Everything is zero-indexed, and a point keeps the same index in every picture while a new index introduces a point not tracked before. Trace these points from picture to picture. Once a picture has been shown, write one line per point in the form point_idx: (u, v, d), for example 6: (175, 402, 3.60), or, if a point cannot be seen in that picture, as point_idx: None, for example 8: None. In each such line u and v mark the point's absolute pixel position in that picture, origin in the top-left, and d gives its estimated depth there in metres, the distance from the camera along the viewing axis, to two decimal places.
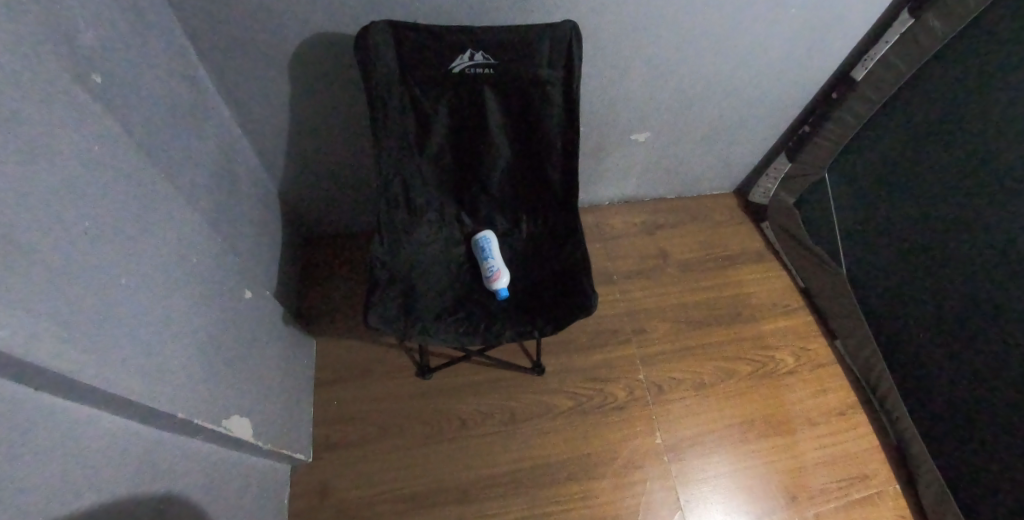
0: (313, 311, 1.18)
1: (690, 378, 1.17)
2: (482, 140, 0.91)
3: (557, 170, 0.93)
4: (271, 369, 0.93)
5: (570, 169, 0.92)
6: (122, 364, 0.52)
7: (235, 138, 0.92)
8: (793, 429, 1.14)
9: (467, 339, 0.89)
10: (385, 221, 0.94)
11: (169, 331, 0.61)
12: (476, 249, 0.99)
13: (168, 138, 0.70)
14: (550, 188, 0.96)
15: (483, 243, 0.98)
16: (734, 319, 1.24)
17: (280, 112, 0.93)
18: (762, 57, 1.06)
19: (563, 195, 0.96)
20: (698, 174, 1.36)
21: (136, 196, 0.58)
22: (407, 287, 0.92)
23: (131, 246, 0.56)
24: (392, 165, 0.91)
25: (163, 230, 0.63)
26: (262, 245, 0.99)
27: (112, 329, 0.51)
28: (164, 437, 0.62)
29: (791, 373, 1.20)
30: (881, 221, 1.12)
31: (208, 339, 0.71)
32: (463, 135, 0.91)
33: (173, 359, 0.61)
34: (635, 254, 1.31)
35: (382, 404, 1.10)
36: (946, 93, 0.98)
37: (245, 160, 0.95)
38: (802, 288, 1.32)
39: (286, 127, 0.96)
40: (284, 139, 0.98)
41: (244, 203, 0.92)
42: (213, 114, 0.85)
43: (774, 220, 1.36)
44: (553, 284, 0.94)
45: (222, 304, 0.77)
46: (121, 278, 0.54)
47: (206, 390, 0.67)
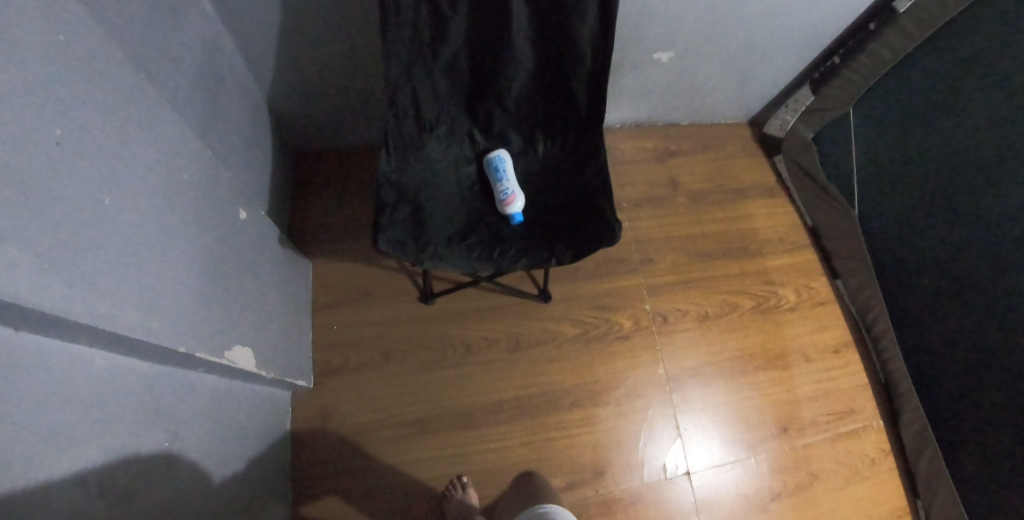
0: (307, 231, 1.10)
1: (694, 309, 1.16)
2: (502, 49, 0.82)
3: (582, 87, 0.87)
4: (271, 293, 0.88)
5: (598, 86, 0.86)
6: (116, 296, 0.46)
7: (219, 36, 0.79)
8: (790, 365, 1.17)
9: (479, 265, 0.85)
10: (392, 135, 0.85)
11: (163, 259, 0.55)
12: (489, 168, 0.92)
13: (148, 29, 0.59)
14: (572, 104, 0.90)
15: (496, 163, 0.91)
16: (742, 253, 1.23)
17: (271, 6, 0.80)
18: None
19: (583, 115, 0.91)
20: (717, 101, 1.28)
21: (116, 100, 0.49)
22: (416, 207, 0.86)
23: (115, 158, 0.48)
24: (401, 73, 0.80)
25: (147, 144, 0.54)
26: (253, 160, 0.89)
27: (102, 257, 0.45)
28: (162, 371, 0.58)
29: (792, 309, 1.21)
30: (908, 163, 1.11)
31: (202, 268, 0.64)
32: (482, 42, 0.82)
33: (168, 291, 0.56)
34: (645, 181, 1.26)
35: (383, 329, 1.06)
36: (1004, 32, 0.94)
37: (230, 61, 0.83)
38: (809, 227, 1.29)
39: (275, 22, 0.83)
40: (274, 38, 0.86)
41: (231, 112, 0.81)
42: (194, 5, 0.72)
43: (789, 154, 1.30)
44: (571, 210, 0.90)
45: (216, 228, 0.69)
46: (108, 201, 0.46)
47: (204, 321, 0.63)
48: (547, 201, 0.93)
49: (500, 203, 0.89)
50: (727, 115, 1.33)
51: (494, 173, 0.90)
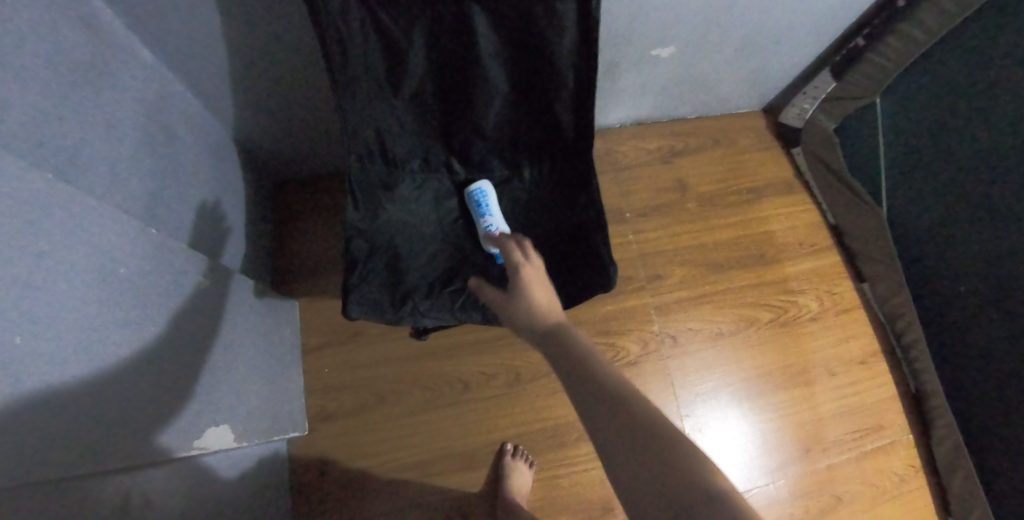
0: (293, 269, 1.05)
1: (708, 327, 1.07)
2: (471, 73, 0.71)
3: (567, 109, 0.76)
4: (252, 352, 0.82)
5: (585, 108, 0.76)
6: (51, 449, 0.40)
7: (174, 86, 0.72)
8: (812, 380, 1.10)
9: (464, 317, 0.77)
10: (358, 179, 0.75)
11: (115, 377, 0.49)
12: (471, 203, 0.82)
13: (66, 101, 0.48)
14: (558, 128, 0.79)
15: (478, 197, 0.81)
16: (759, 262, 1.12)
17: (218, 50, 0.72)
18: None
19: (568, 139, 0.80)
20: (727, 92, 1.14)
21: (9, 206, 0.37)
22: (391, 258, 0.76)
23: (37, 288, 0.40)
24: (360, 112, 0.72)
25: (60, 236, 0.43)
26: (222, 209, 0.82)
27: (31, 412, 0.38)
28: (148, 488, 0.52)
29: (814, 319, 1.14)
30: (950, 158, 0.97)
31: (152, 363, 0.55)
32: (448, 66, 0.71)
33: (124, 412, 0.49)
34: (651, 186, 1.13)
35: (377, 370, 1.01)
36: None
37: (183, 106, 0.73)
38: (832, 225, 1.20)
39: (225, 64, 0.75)
40: (227, 80, 0.78)
41: (190, 165, 0.73)
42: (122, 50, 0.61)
43: (809, 146, 1.18)
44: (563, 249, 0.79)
45: (170, 311, 0.60)
46: (24, 344, 0.38)
47: (175, 425, 0.57)
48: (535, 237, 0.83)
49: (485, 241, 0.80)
50: (740, 104, 1.20)
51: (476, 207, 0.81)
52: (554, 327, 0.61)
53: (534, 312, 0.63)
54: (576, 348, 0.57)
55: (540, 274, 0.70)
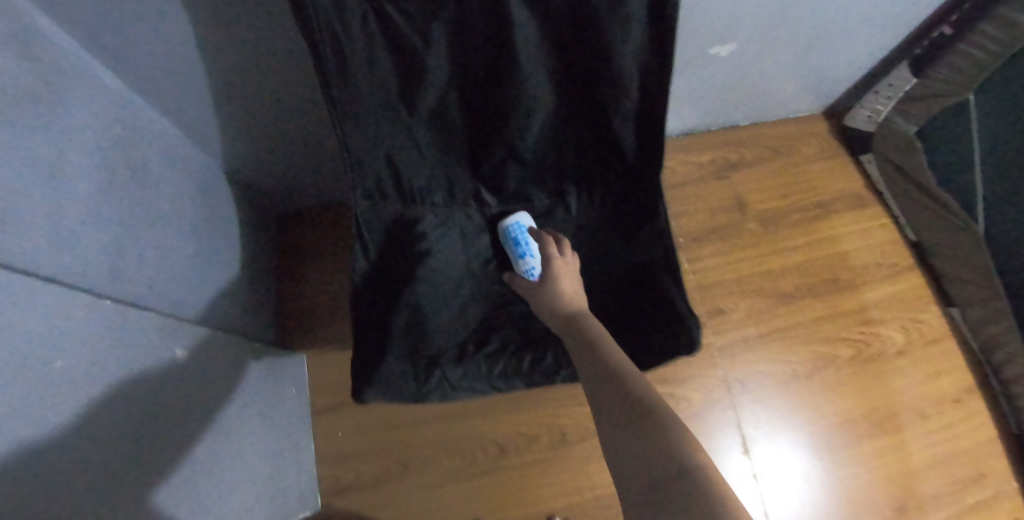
0: (298, 318, 0.91)
1: (782, 369, 0.91)
2: (506, 84, 0.54)
3: (629, 126, 0.59)
4: (258, 426, 0.68)
5: (651, 124, 0.59)
6: None
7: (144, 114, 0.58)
8: (901, 426, 0.93)
9: (504, 386, 0.61)
10: (365, 221, 0.60)
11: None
12: (506, 241, 0.67)
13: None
14: (616, 149, 0.62)
15: (514, 234, 0.66)
16: (833, 289, 0.97)
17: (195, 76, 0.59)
18: None
19: (629, 162, 0.64)
20: (786, 94, 1.00)
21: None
22: (412, 316, 0.61)
23: None
24: (365, 140, 0.55)
25: None
26: (212, 255, 0.67)
27: None
28: None
29: (900, 354, 0.98)
30: None
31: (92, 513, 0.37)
32: (478, 76, 0.54)
33: None
34: (707, 206, 0.98)
35: (397, 434, 0.87)
36: None
37: (153, 129, 0.58)
38: (912, 243, 1.05)
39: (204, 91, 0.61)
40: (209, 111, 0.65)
41: (171, 209, 0.59)
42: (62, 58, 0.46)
43: (881, 153, 1.04)
44: (624, 298, 0.63)
45: (133, 420, 0.44)
46: None
47: None
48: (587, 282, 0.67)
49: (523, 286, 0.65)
50: (798, 108, 1.05)
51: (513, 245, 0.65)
52: (570, 315, 0.58)
53: (559, 298, 0.59)
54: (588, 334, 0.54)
55: (574, 270, 0.63)
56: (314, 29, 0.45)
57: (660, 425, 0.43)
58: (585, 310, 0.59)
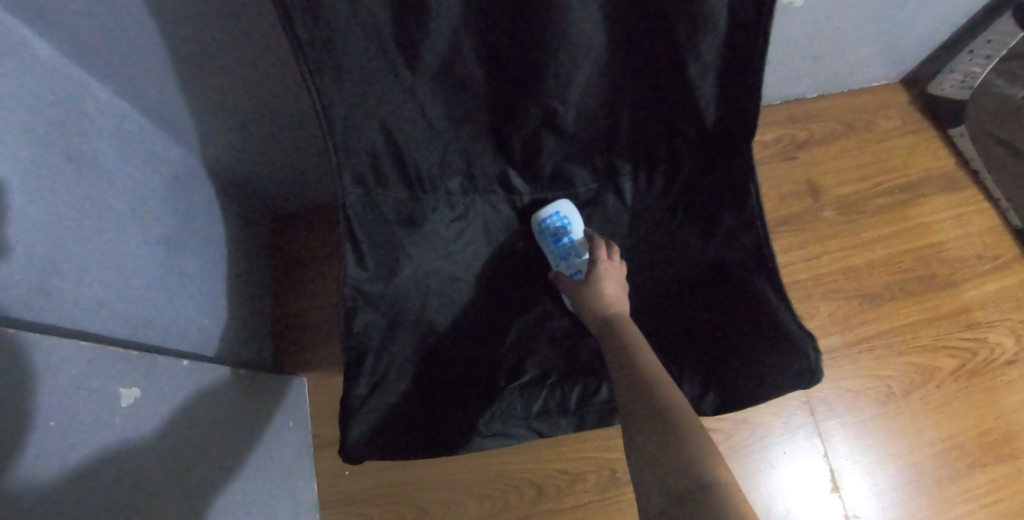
0: (293, 335, 0.77)
1: (874, 386, 0.76)
2: (545, 26, 0.39)
3: (708, 79, 0.45)
4: (251, 483, 0.54)
5: (736, 79, 0.45)
6: None
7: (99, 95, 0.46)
8: (1016, 448, 0.77)
9: (543, 427, 0.47)
10: (362, 218, 0.46)
11: None
12: (540, 235, 0.54)
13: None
14: (688, 112, 0.48)
15: (552, 226, 0.54)
16: (929, 287, 0.81)
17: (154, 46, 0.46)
18: None
19: (704, 130, 0.49)
20: (866, 56, 0.83)
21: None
22: (422, 334, 0.50)
23: None
24: (359, 113, 0.42)
25: None
26: (184, 265, 0.54)
27: None
28: None
29: (1013, 364, 0.81)
30: None
31: None
32: (507, 16, 0.39)
33: None
34: (773, 193, 0.83)
35: (414, 472, 0.73)
36: None
37: (98, 106, 0.45)
38: (1015, 229, 0.87)
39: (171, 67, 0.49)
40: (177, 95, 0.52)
41: (129, 204, 0.46)
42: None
43: (979, 124, 0.86)
44: (705, 310, 0.50)
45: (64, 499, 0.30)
46: None
47: None
48: (649, 286, 0.53)
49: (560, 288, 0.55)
50: (875, 75, 0.89)
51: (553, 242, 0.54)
52: (604, 317, 0.47)
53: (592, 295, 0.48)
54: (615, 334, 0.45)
55: (619, 273, 0.50)
56: None
57: (688, 451, 0.35)
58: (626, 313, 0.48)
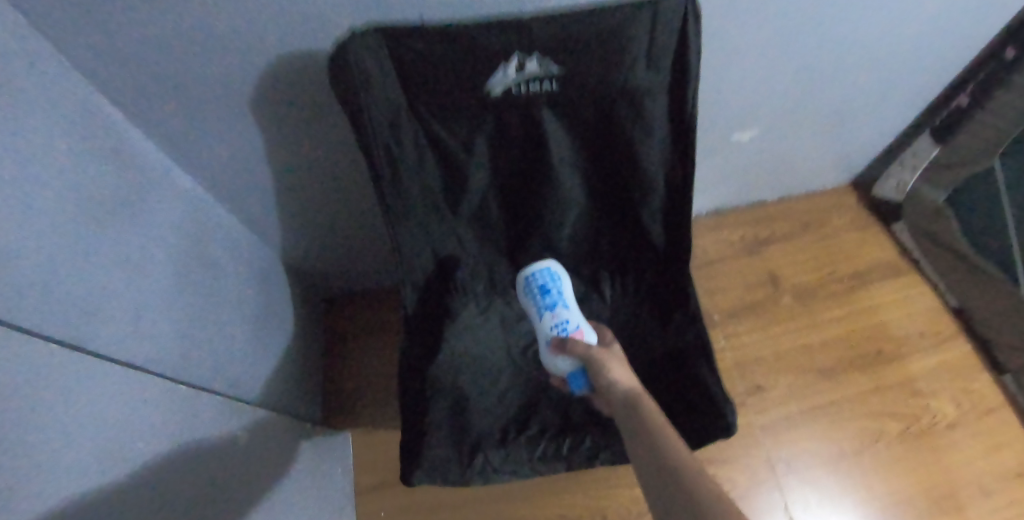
0: (341, 397, 0.95)
1: (832, 448, 0.89)
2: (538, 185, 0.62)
3: (656, 218, 0.64)
4: (307, 503, 0.72)
5: (677, 215, 0.63)
6: None
7: (212, 210, 0.67)
8: (964, 504, 0.89)
9: (547, 468, 0.63)
10: (412, 310, 0.65)
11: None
12: (531, 279, 0.67)
13: (81, 244, 0.41)
14: (641, 234, 0.67)
15: (544, 278, 0.67)
16: (878, 363, 0.95)
17: (260, 176, 0.68)
18: (920, 22, 0.76)
19: (660, 252, 0.67)
20: (811, 169, 1.03)
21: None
22: (455, 399, 0.64)
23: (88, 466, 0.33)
24: (418, 236, 0.64)
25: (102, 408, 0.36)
26: (266, 333, 0.73)
27: None
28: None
29: (953, 426, 0.94)
30: None
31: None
32: (513, 178, 0.62)
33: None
34: (741, 283, 0.99)
35: (436, 516, 0.87)
36: None
37: (220, 228, 0.68)
38: (955, 309, 1.02)
39: (272, 184, 0.70)
40: (272, 202, 0.74)
41: (237, 294, 0.66)
42: (147, 168, 0.55)
43: (914, 221, 1.04)
44: (655, 377, 0.65)
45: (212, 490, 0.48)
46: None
47: None
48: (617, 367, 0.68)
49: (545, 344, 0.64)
50: (825, 181, 1.08)
51: (541, 289, 0.66)
52: (627, 396, 0.54)
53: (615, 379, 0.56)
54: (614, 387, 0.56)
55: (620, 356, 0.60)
56: (375, 147, 0.54)
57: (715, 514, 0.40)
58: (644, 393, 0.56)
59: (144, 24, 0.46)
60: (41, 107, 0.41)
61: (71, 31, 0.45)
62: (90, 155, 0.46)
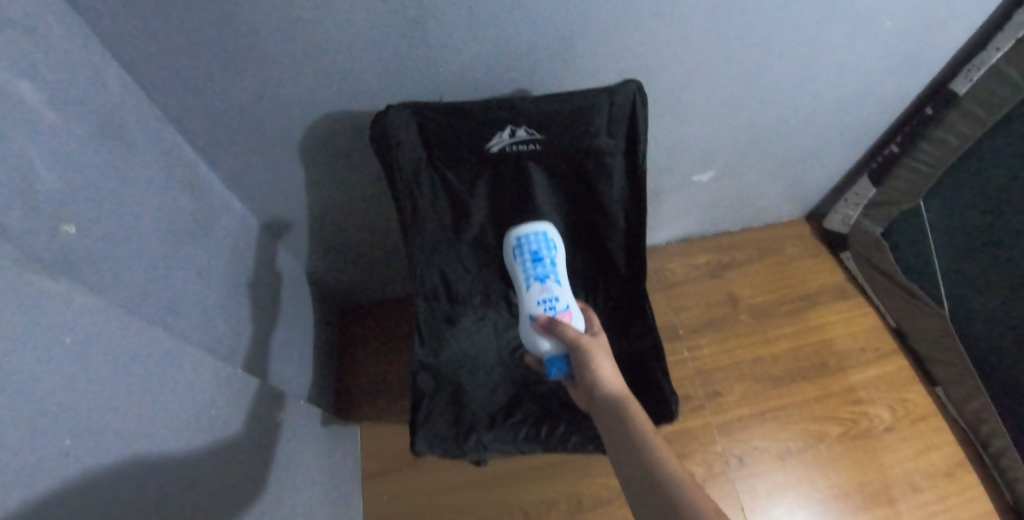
0: (358, 393, 1.10)
1: (775, 445, 1.04)
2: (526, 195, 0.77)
3: (619, 247, 0.82)
4: (314, 472, 0.87)
5: (636, 244, 0.82)
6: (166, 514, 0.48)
7: (248, 227, 0.86)
8: (896, 498, 1.01)
9: (527, 447, 0.77)
10: (422, 316, 0.81)
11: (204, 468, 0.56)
12: (529, 243, 0.77)
13: (149, 255, 0.58)
14: (608, 258, 0.84)
15: (539, 248, 0.76)
16: (822, 374, 1.11)
17: (299, 199, 0.87)
18: (833, 92, 0.93)
19: (623, 276, 0.84)
20: (766, 205, 1.21)
21: (96, 357, 0.43)
22: (455, 390, 0.79)
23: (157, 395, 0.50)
24: (429, 256, 0.80)
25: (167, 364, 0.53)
26: (286, 328, 0.90)
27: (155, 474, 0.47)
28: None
29: (889, 430, 1.07)
30: (991, 250, 0.97)
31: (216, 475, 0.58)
32: (506, 213, 0.79)
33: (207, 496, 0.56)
34: (702, 302, 1.18)
35: (436, 497, 1.00)
36: None
37: (254, 242, 0.86)
38: (894, 328, 1.17)
39: (306, 205, 0.88)
40: (308, 221, 0.92)
41: (268, 299, 0.85)
42: (203, 195, 0.74)
43: (857, 251, 1.20)
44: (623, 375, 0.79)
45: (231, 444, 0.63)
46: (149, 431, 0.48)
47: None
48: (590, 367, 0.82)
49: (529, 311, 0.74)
50: (781, 214, 1.26)
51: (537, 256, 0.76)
52: (610, 397, 0.63)
53: (598, 378, 0.64)
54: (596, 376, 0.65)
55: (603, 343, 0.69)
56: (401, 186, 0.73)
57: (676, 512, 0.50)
58: (625, 389, 0.65)
59: (232, 98, 0.67)
60: (139, 158, 0.61)
61: (177, 103, 0.66)
62: (165, 188, 0.65)
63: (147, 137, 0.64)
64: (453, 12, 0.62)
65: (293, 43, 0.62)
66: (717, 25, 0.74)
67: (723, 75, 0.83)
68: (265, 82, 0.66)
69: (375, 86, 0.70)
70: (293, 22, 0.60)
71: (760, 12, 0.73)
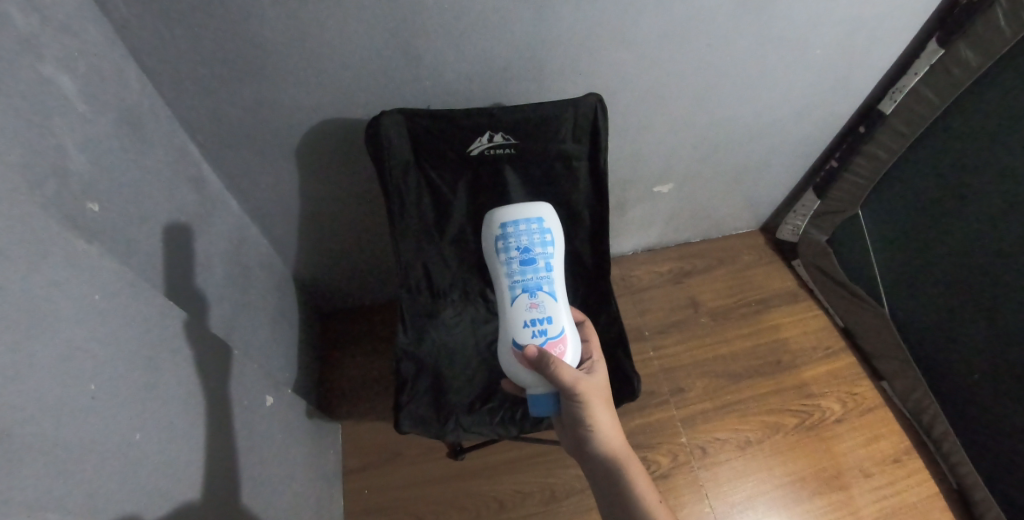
0: (341, 393, 1.14)
1: (734, 436, 1.11)
2: (510, 207, 0.81)
3: (585, 244, 0.92)
4: (297, 460, 0.91)
5: (600, 241, 0.91)
6: (139, 453, 0.54)
7: (245, 227, 0.92)
8: (848, 483, 1.08)
9: (503, 429, 0.84)
10: (407, 308, 0.88)
11: (181, 427, 0.62)
12: (522, 236, 0.77)
13: (153, 234, 0.65)
14: (575, 257, 0.92)
15: (534, 251, 0.76)
16: (776, 369, 1.20)
17: (291, 201, 0.94)
18: (774, 113, 1.05)
19: (589, 271, 0.93)
20: (723, 217, 1.32)
21: (92, 300, 0.51)
22: (435, 376, 0.86)
23: (140, 345, 0.57)
24: (413, 253, 0.87)
25: (155, 320, 0.61)
26: (274, 324, 0.96)
27: (129, 420, 0.53)
28: None
29: (840, 421, 1.15)
30: (919, 250, 1.09)
31: (192, 436, 0.64)
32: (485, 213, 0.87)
33: (183, 453, 0.61)
34: (666, 305, 1.27)
35: (416, 491, 1.04)
36: (966, 128, 0.96)
37: (249, 241, 0.93)
38: (842, 327, 1.27)
39: (296, 209, 0.95)
40: (296, 224, 0.99)
41: (258, 295, 0.91)
42: (207, 194, 0.82)
43: (806, 258, 1.31)
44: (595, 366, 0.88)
45: (209, 411, 0.68)
46: (132, 379, 0.55)
47: (216, 490, 0.67)
48: None
49: (516, 326, 0.74)
50: (737, 226, 1.38)
51: (532, 260, 0.76)
52: (608, 458, 0.71)
53: (595, 438, 0.70)
54: (590, 415, 0.69)
55: (601, 383, 0.72)
56: (389, 188, 0.80)
57: None
58: (617, 442, 0.71)
59: (237, 104, 0.75)
60: (154, 151, 0.69)
61: (187, 109, 0.74)
62: (175, 180, 0.73)
63: (160, 137, 0.71)
64: (435, 34, 0.72)
65: (290, 57, 0.71)
66: (664, 50, 0.84)
67: (677, 94, 0.94)
68: (268, 90, 0.74)
69: (363, 97, 0.78)
70: (297, 40, 0.69)
71: (700, 41, 0.85)
